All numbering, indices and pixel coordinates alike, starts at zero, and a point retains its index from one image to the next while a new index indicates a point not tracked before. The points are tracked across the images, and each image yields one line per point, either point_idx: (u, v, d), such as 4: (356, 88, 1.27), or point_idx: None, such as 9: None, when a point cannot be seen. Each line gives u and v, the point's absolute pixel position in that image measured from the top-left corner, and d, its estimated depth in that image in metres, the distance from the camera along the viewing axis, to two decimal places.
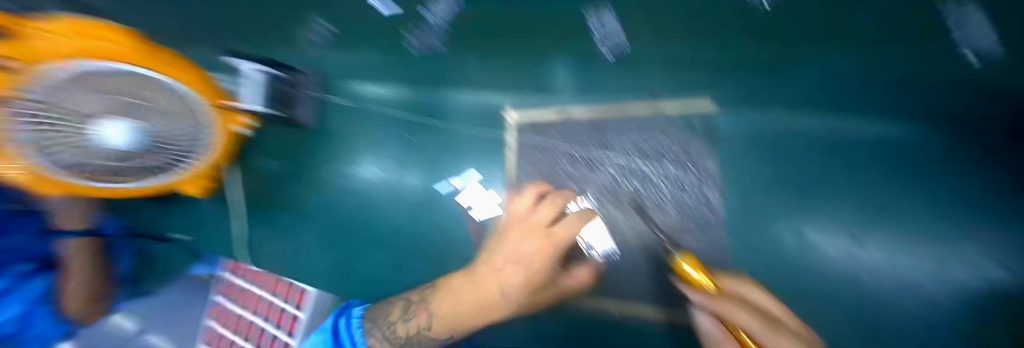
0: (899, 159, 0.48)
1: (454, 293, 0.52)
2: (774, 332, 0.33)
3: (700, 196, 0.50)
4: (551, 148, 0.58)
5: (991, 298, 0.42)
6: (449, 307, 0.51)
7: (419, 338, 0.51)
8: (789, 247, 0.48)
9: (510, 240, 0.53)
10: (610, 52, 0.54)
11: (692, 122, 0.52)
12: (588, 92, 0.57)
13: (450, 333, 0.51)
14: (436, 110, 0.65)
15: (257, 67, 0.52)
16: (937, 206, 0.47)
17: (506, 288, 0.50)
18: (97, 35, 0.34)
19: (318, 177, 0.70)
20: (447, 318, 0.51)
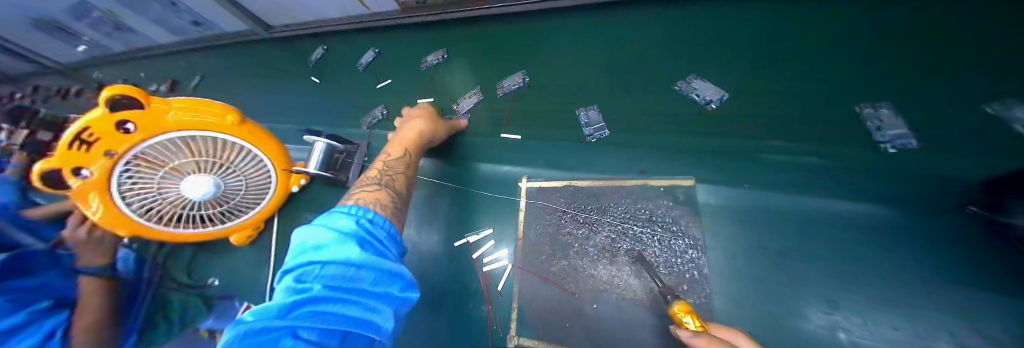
0: (878, 234, 0.52)
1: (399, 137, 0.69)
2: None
3: (688, 260, 0.56)
4: (557, 211, 0.68)
5: None
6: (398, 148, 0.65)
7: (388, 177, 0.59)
8: (783, 314, 0.50)
9: None
10: (591, 135, 0.71)
11: (676, 194, 0.61)
12: (588, 169, 0.70)
13: (403, 149, 0.65)
14: (460, 177, 0.77)
15: (322, 139, 0.69)
16: (927, 279, 0.47)
17: (421, 132, 0.68)
18: (201, 110, 0.57)
19: None
20: (398, 173, 0.62)
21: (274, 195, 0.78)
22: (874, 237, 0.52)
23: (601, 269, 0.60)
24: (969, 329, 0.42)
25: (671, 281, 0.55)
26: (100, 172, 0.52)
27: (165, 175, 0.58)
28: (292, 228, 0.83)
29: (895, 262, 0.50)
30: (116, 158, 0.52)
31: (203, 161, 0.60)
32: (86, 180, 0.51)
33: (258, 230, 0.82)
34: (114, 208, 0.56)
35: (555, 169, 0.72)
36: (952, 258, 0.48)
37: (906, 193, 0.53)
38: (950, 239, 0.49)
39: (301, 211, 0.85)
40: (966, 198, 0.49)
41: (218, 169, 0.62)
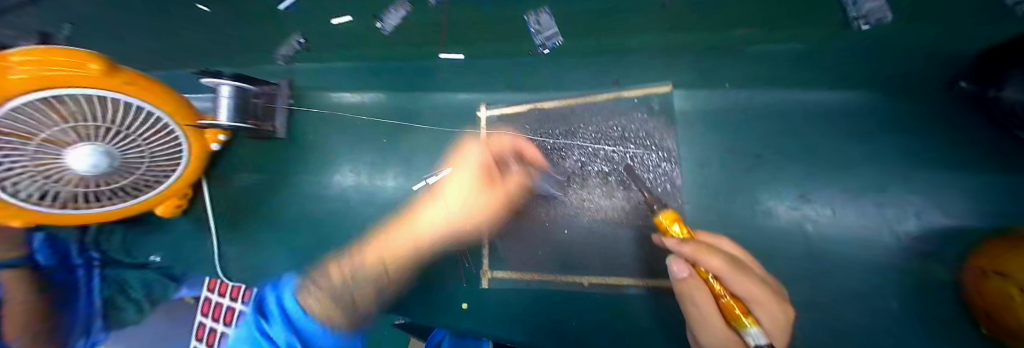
0: (861, 123, 0.48)
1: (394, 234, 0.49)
2: (743, 274, 0.27)
3: (662, 174, 0.52)
4: (522, 140, 0.60)
5: (948, 246, 0.43)
6: (379, 246, 0.46)
7: (347, 282, 0.39)
8: (753, 215, 0.50)
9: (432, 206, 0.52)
10: (542, 44, 0.55)
11: (652, 104, 0.54)
12: (555, 86, 0.59)
13: (381, 267, 0.43)
14: (410, 112, 0.66)
15: (223, 82, 0.53)
16: (897, 167, 0.46)
17: (447, 214, 0.51)
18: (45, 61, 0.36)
19: (296, 188, 0.69)
20: (364, 286, 0.40)
21: (191, 159, 0.60)
22: (858, 127, 0.48)
23: (571, 196, 0.56)
24: (928, 208, 0.44)
25: (643, 198, 0.52)
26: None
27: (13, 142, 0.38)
28: (224, 192, 0.71)
29: (872, 150, 0.47)
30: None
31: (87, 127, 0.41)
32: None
33: (187, 199, 0.70)
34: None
35: (518, 91, 0.61)
36: (934, 138, 0.45)
37: (913, 79, 0.45)
38: (938, 118, 0.45)
39: (229, 172, 0.72)
40: (958, 72, 0.42)
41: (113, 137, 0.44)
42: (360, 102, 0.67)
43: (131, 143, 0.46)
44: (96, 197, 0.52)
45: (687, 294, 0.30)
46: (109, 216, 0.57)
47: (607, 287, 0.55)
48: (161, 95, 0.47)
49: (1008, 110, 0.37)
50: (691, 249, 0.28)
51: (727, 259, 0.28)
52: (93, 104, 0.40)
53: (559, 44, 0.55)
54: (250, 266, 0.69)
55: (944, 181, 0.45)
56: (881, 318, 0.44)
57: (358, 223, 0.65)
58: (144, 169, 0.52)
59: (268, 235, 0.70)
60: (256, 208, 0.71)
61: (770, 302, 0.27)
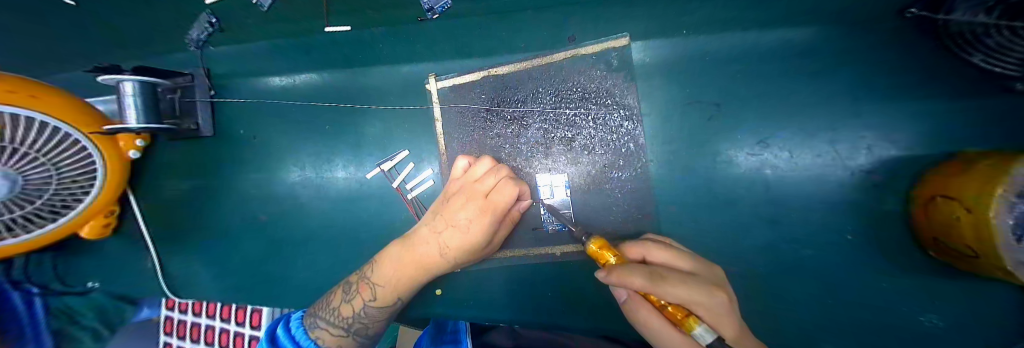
0: (819, 59, 0.47)
1: (410, 248, 0.45)
2: (669, 283, 0.25)
3: (625, 134, 0.49)
4: (480, 111, 0.56)
5: (897, 175, 0.43)
6: (390, 275, 0.45)
7: (365, 313, 0.45)
8: (719, 166, 0.49)
9: (457, 203, 0.46)
10: (430, 9, 0.49)
11: (610, 60, 0.50)
12: (506, 48, 0.54)
13: (392, 297, 0.46)
14: (351, 93, 0.59)
15: (127, 78, 0.45)
16: (854, 102, 0.46)
17: (445, 247, 0.44)
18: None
19: (238, 190, 0.63)
20: (370, 320, 0.46)
21: (109, 172, 0.52)
22: (814, 65, 0.47)
23: (538, 166, 0.53)
24: (880, 141, 0.44)
25: (608, 160, 0.50)
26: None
27: None
28: (158, 204, 0.64)
29: (826, 87, 0.47)
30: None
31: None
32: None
33: (116, 216, 0.63)
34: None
35: (468, 58, 0.55)
36: (881, 69, 0.45)
37: None
38: (889, 48, 0.44)
39: (156, 180, 0.64)
40: None
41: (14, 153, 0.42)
42: (291, 86, 0.60)
43: (29, 159, 0.41)
44: (3, 229, 0.44)
45: (642, 319, 0.30)
46: (21, 248, 0.49)
47: (581, 254, 0.53)
48: (49, 101, 0.43)
49: (953, 31, 0.36)
50: (614, 277, 0.27)
51: (650, 272, 0.26)
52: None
53: (448, 6, 0.49)
54: (201, 280, 0.64)
55: (896, 111, 0.44)
56: (837, 253, 0.46)
57: (315, 220, 0.61)
58: (55, 190, 0.45)
59: (214, 244, 0.64)
60: (196, 216, 0.64)
61: (708, 298, 0.26)
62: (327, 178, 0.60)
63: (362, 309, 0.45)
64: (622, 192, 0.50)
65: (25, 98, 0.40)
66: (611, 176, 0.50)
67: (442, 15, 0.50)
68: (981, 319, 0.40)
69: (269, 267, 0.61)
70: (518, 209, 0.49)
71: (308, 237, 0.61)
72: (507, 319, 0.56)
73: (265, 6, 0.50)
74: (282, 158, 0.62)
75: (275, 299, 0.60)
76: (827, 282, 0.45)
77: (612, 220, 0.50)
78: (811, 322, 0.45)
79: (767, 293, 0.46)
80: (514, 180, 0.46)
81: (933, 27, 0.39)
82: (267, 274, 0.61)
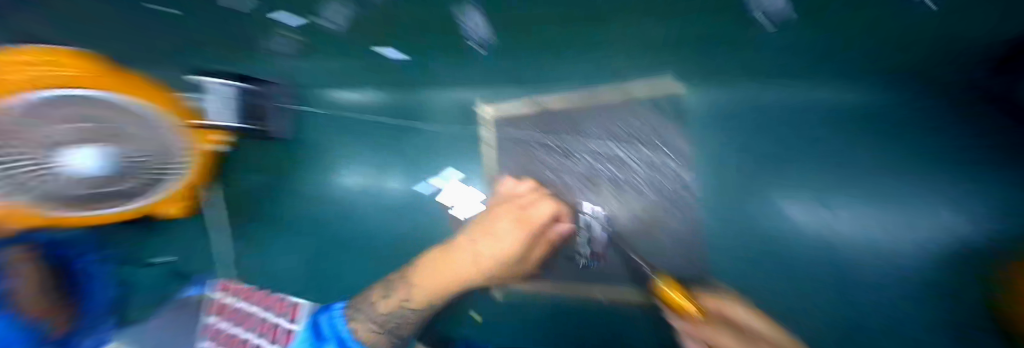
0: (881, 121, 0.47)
1: (453, 258, 0.51)
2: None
3: (673, 177, 0.53)
4: (532, 141, 0.60)
5: (959, 245, 0.43)
6: (430, 276, 0.50)
7: (402, 315, 0.47)
8: (766, 219, 0.49)
9: (495, 214, 0.56)
10: (477, 42, 0.54)
11: (662, 104, 0.53)
12: (554, 80, 0.56)
13: (430, 301, 0.48)
14: (404, 111, 0.64)
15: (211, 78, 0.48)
16: (914, 167, 0.46)
17: (480, 256, 0.51)
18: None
19: (285, 191, 0.64)
20: (405, 323, 0.47)
21: None
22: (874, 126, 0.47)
23: (583, 199, 0.56)
24: (943, 208, 0.44)
25: (654, 201, 0.53)
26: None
27: None
28: None
29: (886, 149, 0.47)
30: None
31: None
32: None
33: None
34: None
35: (517, 86, 0.58)
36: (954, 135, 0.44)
37: None
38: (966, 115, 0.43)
39: None
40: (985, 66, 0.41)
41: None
42: (355, 99, 0.63)
43: None
44: None
45: None
46: None
47: (636, 304, 0.48)
48: None
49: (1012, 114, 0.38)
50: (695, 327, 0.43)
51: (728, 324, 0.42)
52: None
53: (492, 39, 0.54)
54: None
55: (959, 180, 0.44)
56: (915, 329, 0.42)
57: (365, 228, 0.63)
58: None
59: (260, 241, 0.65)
60: None
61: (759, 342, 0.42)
62: (384, 188, 0.65)
63: (400, 309, 0.47)
64: (668, 233, 0.51)
65: None
66: (655, 216, 0.53)
67: (486, 47, 0.55)
68: None
69: (286, 284, 0.56)
70: (557, 233, 0.54)
71: (353, 244, 0.62)
72: None
73: (334, 23, 0.54)
74: (335, 163, 0.66)
75: None
76: None
77: (658, 261, 0.50)
78: None
79: None
80: (551, 199, 0.56)
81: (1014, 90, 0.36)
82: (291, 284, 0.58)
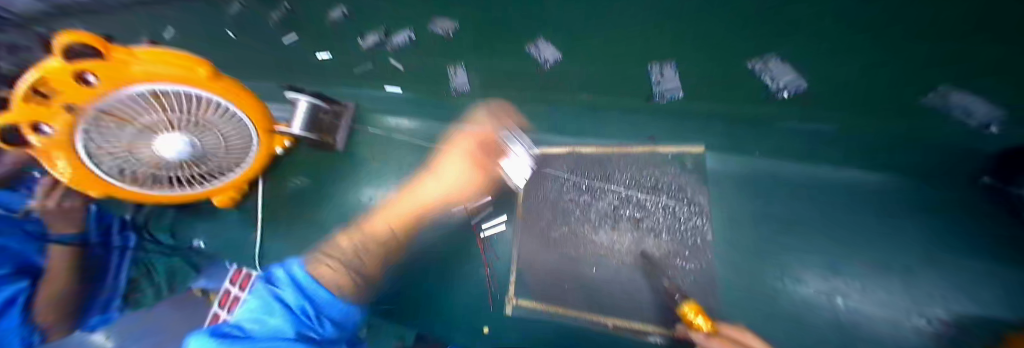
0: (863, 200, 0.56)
1: (401, 205, 0.63)
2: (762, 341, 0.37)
3: (692, 227, 0.56)
4: (559, 178, 0.65)
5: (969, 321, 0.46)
6: (389, 216, 0.58)
7: (348, 259, 0.44)
8: (773, 282, 0.52)
9: (448, 161, 0.70)
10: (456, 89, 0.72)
11: (685, 162, 0.60)
12: (591, 134, 0.67)
13: (388, 230, 0.55)
14: (456, 141, 0.74)
15: (302, 96, 0.65)
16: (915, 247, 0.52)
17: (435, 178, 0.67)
18: (166, 61, 0.42)
19: (341, 197, 0.77)
20: (368, 251, 0.48)
21: (256, 158, 0.69)
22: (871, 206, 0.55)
23: (602, 236, 0.59)
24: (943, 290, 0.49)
25: (672, 247, 0.55)
26: (64, 129, 0.41)
27: (133, 134, 0.46)
28: (278, 196, 0.79)
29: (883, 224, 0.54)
30: (79, 114, 0.40)
31: (178, 119, 0.47)
32: (49, 138, 0.41)
33: (242, 193, 0.78)
34: (82, 167, 0.50)
35: (560, 135, 0.69)
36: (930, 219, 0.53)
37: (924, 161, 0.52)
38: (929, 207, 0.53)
39: (288, 174, 0.81)
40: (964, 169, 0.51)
41: (194, 127, 0.49)
42: (414, 127, 0.78)
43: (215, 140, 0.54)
44: (181, 171, 0.58)
45: None
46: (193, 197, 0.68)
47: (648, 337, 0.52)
48: (252, 106, 0.55)
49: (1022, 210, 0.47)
50: None
51: None
52: (214, 110, 0.50)
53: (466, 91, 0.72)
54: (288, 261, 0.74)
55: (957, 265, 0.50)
56: None
57: None
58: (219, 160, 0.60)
59: (314, 237, 0.74)
60: (303, 209, 0.78)
61: None
62: None
63: (355, 259, 0.44)
64: (684, 282, 0.53)
65: (242, 99, 0.52)
66: (675, 263, 0.54)
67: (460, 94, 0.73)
68: None
69: None
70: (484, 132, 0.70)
71: None
72: None
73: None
74: (385, 178, 0.76)
75: None
76: None
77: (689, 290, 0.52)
78: None
79: None
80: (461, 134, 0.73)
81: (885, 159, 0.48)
82: None
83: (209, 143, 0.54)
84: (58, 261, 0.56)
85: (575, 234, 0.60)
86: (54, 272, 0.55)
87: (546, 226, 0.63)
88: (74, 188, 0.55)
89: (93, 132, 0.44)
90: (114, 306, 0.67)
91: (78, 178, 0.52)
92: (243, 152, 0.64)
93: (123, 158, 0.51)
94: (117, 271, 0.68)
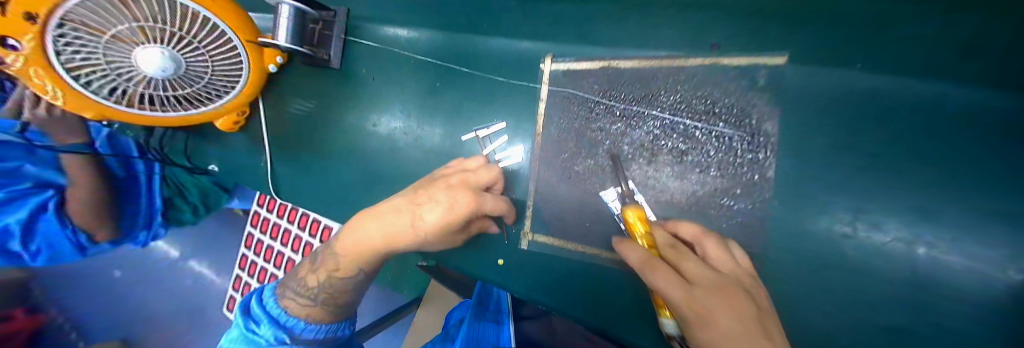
0: None
1: (358, 230, 0.48)
2: (653, 272, 0.36)
3: (750, 161, 0.46)
4: (588, 102, 0.55)
5: None
6: (348, 246, 0.49)
7: (326, 283, 0.51)
8: (839, 226, 0.43)
9: (429, 191, 0.47)
10: None
11: (756, 77, 0.46)
12: (635, 42, 0.52)
13: (356, 268, 0.50)
14: (466, 58, 0.62)
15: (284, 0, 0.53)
16: None
17: (418, 222, 0.44)
18: None
19: (343, 124, 0.70)
20: (328, 287, 0.51)
21: (249, 78, 0.63)
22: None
23: (635, 170, 0.51)
24: None
25: (720, 184, 0.47)
26: (36, 43, 0.41)
27: (109, 46, 0.44)
28: (278, 121, 0.74)
29: None
30: (44, 25, 0.40)
31: (147, 26, 0.43)
32: (19, 52, 0.41)
33: (245, 117, 0.74)
34: (71, 88, 0.49)
35: (593, 45, 0.55)
36: None
37: None
38: None
39: (285, 97, 0.73)
40: None
41: (172, 40, 0.47)
42: (417, 39, 0.65)
43: (196, 52, 0.50)
44: (171, 89, 0.55)
45: None
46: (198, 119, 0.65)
47: None
48: (223, 6, 0.50)
49: None
50: None
51: None
52: (170, 8, 0.44)
53: None
54: (299, 189, 0.73)
55: None
56: None
57: (404, 165, 0.66)
58: (208, 78, 0.56)
59: (321, 166, 0.71)
60: (306, 135, 0.73)
61: None
62: (431, 134, 0.65)
63: (325, 280, 0.51)
64: (727, 224, 0.47)
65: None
66: (720, 202, 0.47)
67: None
68: None
69: (355, 198, 0.68)
70: (479, 182, 0.49)
71: (396, 179, 0.66)
72: (559, 308, 0.56)
73: None
74: (388, 104, 0.68)
75: None
76: None
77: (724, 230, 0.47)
78: None
79: None
80: (488, 167, 0.52)
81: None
82: (353, 202, 0.68)
83: (191, 58, 0.50)
84: (77, 170, 0.68)
85: (602, 168, 0.53)
86: (78, 172, 0.68)
87: (569, 157, 0.55)
88: (70, 110, 0.54)
89: (72, 43, 0.43)
90: (156, 221, 0.81)
91: (77, 101, 0.52)
92: (234, 70, 0.59)
93: (104, 77, 0.49)
94: (150, 190, 0.79)
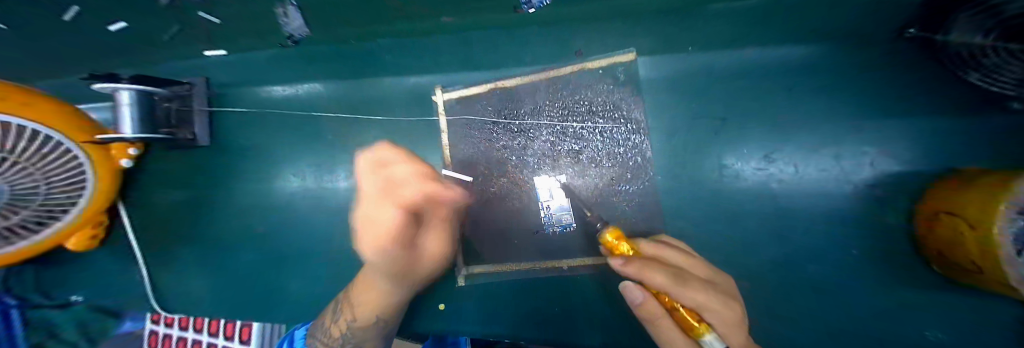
0: (816, 76, 0.49)
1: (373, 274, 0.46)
2: (686, 286, 0.28)
3: (631, 147, 0.51)
4: (486, 123, 0.55)
5: (901, 181, 0.46)
6: (360, 296, 0.47)
7: (350, 334, 0.47)
8: (710, 184, 0.51)
9: (367, 215, 0.42)
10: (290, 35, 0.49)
11: (617, 74, 0.52)
12: (512, 61, 0.54)
13: (372, 317, 0.46)
14: (355, 104, 0.60)
15: (122, 86, 0.43)
16: (860, 119, 0.49)
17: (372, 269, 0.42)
18: None
19: (235, 203, 0.63)
20: (361, 341, 0.47)
21: (95, 187, 0.49)
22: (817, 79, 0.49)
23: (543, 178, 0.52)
24: (881, 157, 0.47)
25: (615, 173, 0.51)
26: None
27: None
28: (155, 218, 0.63)
29: (825, 97, 0.50)
30: None
31: None
32: None
33: (103, 228, 0.59)
34: None
35: (475, 69, 0.56)
36: (885, 85, 0.47)
37: None
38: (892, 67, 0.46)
39: (156, 190, 0.63)
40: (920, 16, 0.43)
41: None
42: (294, 95, 0.61)
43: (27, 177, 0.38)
44: None
45: None
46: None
47: (595, 268, 0.51)
48: (43, 107, 0.40)
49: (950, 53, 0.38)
50: None
51: None
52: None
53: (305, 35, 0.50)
54: (197, 290, 0.62)
55: (903, 128, 0.47)
56: (842, 261, 0.47)
57: (318, 229, 0.60)
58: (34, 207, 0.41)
59: (220, 255, 0.62)
60: (194, 226, 0.63)
61: None
62: (339, 189, 0.60)
63: (347, 329, 0.47)
64: (628, 205, 0.50)
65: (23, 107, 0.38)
66: (618, 189, 0.50)
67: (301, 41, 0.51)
68: (990, 327, 0.42)
69: (268, 280, 0.60)
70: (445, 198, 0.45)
71: (310, 247, 0.60)
72: (508, 334, 0.55)
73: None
74: (283, 169, 0.62)
75: (272, 312, 0.59)
76: (829, 289, 0.47)
77: (631, 216, 0.50)
78: (823, 335, 0.46)
79: (775, 302, 0.47)
80: (420, 176, 0.41)
81: (930, 49, 0.41)
82: (265, 286, 0.60)
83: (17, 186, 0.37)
84: None
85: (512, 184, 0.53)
86: None
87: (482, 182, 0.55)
88: None
89: None
90: None
91: None
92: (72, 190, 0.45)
93: None
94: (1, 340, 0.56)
